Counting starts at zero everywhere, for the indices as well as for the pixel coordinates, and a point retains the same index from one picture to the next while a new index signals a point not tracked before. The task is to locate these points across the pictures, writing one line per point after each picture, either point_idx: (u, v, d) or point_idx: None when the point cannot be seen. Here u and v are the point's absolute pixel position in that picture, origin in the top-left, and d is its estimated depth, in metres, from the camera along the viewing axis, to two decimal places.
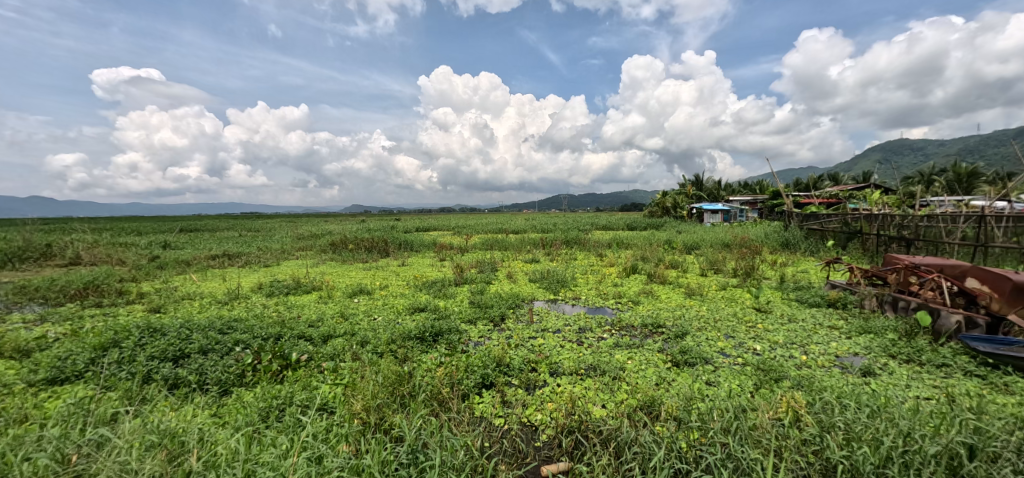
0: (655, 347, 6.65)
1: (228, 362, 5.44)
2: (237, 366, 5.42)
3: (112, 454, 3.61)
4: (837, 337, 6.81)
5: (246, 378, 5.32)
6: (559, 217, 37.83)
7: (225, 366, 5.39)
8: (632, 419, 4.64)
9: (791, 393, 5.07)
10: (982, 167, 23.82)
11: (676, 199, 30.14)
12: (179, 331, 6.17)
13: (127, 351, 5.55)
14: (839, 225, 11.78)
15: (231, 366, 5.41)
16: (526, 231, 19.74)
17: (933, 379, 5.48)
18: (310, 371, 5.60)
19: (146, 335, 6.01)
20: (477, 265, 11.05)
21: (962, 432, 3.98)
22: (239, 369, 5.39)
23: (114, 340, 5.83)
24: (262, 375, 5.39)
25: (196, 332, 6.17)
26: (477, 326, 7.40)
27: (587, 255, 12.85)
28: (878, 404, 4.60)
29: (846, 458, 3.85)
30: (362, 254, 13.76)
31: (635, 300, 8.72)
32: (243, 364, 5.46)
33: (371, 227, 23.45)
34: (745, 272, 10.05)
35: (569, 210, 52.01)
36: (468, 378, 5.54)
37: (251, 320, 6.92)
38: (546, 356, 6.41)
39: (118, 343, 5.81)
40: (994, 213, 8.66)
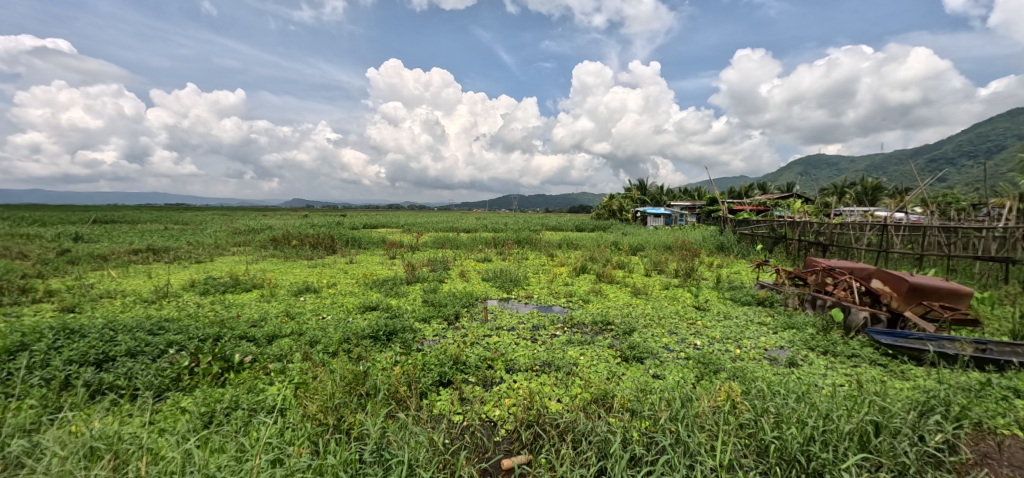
0: (604, 343, 5.66)
1: (160, 365, 4.67)
2: (172, 369, 4.67)
3: (39, 467, 3.09)
4: (765, 332, 5.71)
5: (182, 382, 4.58)
6: (506, 217, 38.15)
7: (159, 369, 4.64)
8: (588, 411, 3.90)
9: (728, 383, 4.17)
10: (884, 182, 27.28)
11: (621, 203, 31.62)
12: (101, 332, 5.31)
13: (40, 355, 4.67)
14: (766, 230, 12.26)
15: (165, 370, 4.65)
16: (476, 231, 19.57)
17: (845, 368, 4.55)
18: (256, 372, 4.92)
19: (61, 337, 5.12)
20: (430, 264, 10.59)
21: (871, 411, 3.22)
22: (174, 372, 4.64)
23: (22, 344, 4.91)
24: (201, 379, 4.67)
25: (122, 333, 5.32)
26: (431, 325, 6.45)
27: (538, 255, 12.85)
28: (802, 390, 3.78)
29: (776, 439, 3.12)
30: (307, 250, 12.89)
31: (585, 299, 7.77)
32: (178, 366, 4.70)
33: (314, 221, 22.21)
34: (685, 272, 9.42)
35: (511, 213, 51.98)
36: (425, 376, 4.70)
37: (185, 320, 6.12)
38: (501, 353, 5.48)
39: (29, 346, 4.90)
40: (895, 221, 8.89)
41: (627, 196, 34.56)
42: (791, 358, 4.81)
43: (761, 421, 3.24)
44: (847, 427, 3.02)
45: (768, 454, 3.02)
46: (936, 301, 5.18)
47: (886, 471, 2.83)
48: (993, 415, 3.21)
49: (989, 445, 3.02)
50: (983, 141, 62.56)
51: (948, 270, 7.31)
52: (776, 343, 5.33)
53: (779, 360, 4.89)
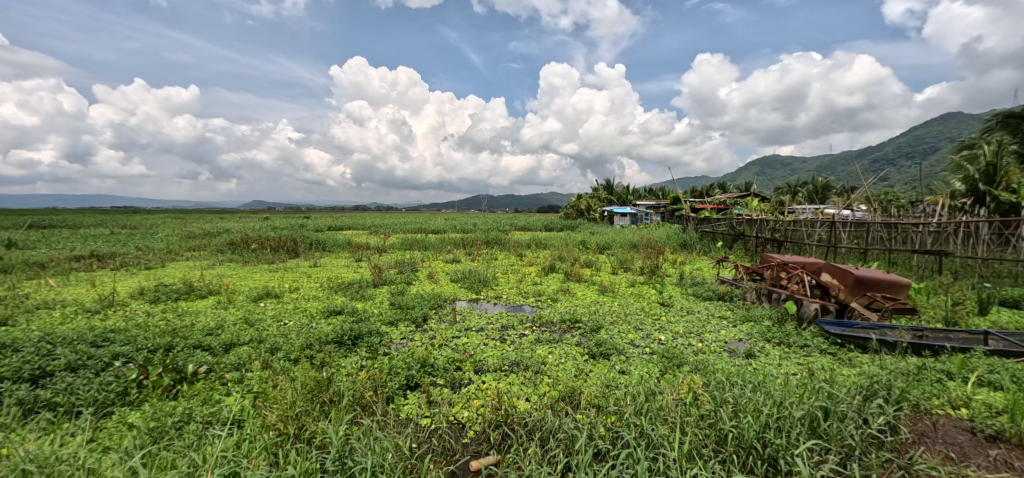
0: (572, 341, 5.76)
1: (104, 379, 4.27)
2: (118, 383, 4.28)
3: None
4: (725, 326, 5.95)
5: (129, 396, 4.21)
6: (474, 218, 38.08)
7: (102, 383, 4.24)
8: (555, 409, 3.91)
9: (690, 376, 4.29)
10: (833, 181, 28.76)
11: (588, 203, 32.11)
12: (37, 346, 4.89)
13: None
14: (726, 228, 12.73)
15: (110, 384, 4.26)
16: (445, 232, 19.47)
17: (799, 357, 4.78)
18: (212, 383, 4.59)
19: None
20: (397, 267, 10.47)
21: (820, 397, 3.35)
22: (120, 386, 4.25)
23: None
24: (150, 393, 4.31)
25: (61, 346, 4.92)
26: (398, 328, 6.36)
27: (507, 255, 12.90)
28: (758, 380, 3.91)
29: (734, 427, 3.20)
30: (268, 253, 12.50)
31: (554, 298, 7.87)
32: (125, 380, 4.32)
33: (275, 224, 21.57)
34: (650, 270, 9.66)
35: (479, 213, 51.86)
36: (391, 380, 4.58)
37: (133, 330, 5.75)
38: (470, 354, 5.47)
39: None
40: (842, 218, 9.41)
41: (594, 196, 35.11)
42: (749, 350, 5.02)
43: (720, 411, 3.32)
44: (797, 413, 3.12)
45: (726, 442, 3.10)
46: (878, 292, 5.52)
47: (835, 454, 2.95)
48: (928, 396, 3.41)
49: (926, 424, 3.17)
50: (922, 142, 66.84)
51: (890, 263, 7.81)
52: (735, 336, 5.56)
53: (738, 352, 5.10)
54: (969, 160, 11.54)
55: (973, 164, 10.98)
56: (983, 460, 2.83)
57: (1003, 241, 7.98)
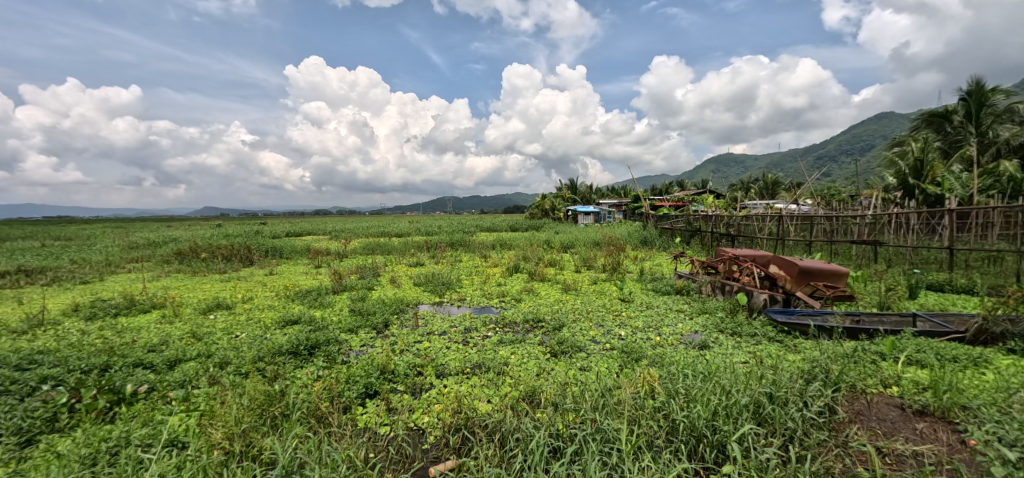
0: (535, 340, 5.81)
1: (29, 405, 3.80)
2: (45, 408, 3.83)
3: None
4: (682, 319, 6.16)
5: (59, 423, 3.77)
6: (438, 220, 37.79)
7: (27, 410, 3.78)
8: (516, 409, 3.89)
9: (647, 370, 4.40)
10: (782, 177, 30.20)
11: (552, 203, 32.46)
12: None
13: None
14: (684, 225, 13.16)
15: (36, 410, 3.81)
16: (408, 235, 19.23)
17: (750, 346, 5.00)
18: (154, 403, 4.21)
19: None
20: (358, 272, 10.25)
21: (764, 383, 3.51)
22: (48, 412, 3.81)
23: None
24: (83, 417, 3.88)
25: None
26: (358, 335, 6.23)
27: (471, 257, 12.86)
28: (709, 369, 4.05)
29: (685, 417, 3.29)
30: (219, 262, 11.96)
31: (518, 298, 7.93)
32: (53, 405, 3.87)
33: (227, 231, 20.69)
34: (612, 267, 9.87)
35: (443, 216, 51.59)
36: (349, 390, 4.43)
37: (65, 350, 5.33)
38: (432, 359, 5.40)
39: None
40: (788, 212, 9.92)
41: (558, 196, 35.48)
42: (704, 341, 5.21)
43: (673, 402, 3.41)
44: (742, 400, 3.25)
45: (678, 432, 3.18)
46: (821, 281, 5.84)
47: (779, 437, 3.10)
48: (863, 377, 3.64)
49: (862, 403, 3.39)
50: (862, 140, 71.11)
51: (831, 253, 8.30)
52: (691, 328, 5.76)
53: (694, 344, 5.28)
54: (898, 157, 12.42)
55: (904, 160, 11.80)
56: (911, 433, 3.04)
57: (929, 230, 8.63)
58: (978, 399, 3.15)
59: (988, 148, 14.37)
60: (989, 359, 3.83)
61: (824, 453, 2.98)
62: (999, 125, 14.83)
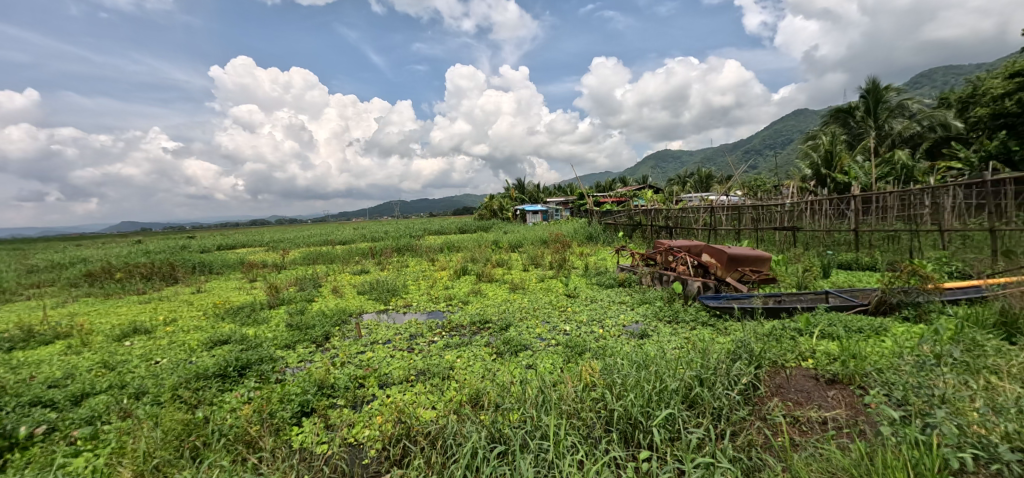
0: (481, 342, 5.83)
1: None
2: None
3: None
4: (624, 310, 6.39)
5: None
6: (384, 226, 36.88)
7: None
8: (459, 413, 3.84)
9: (589, 363, 4.51)
10: (714, 172, 32.05)
11: (501, 203, 32.62)
12: None
13: None
14: (626, 219, 13.64)
15: None
16: (352, 242, 18.64)
17: (686, 331, 5.28)
18: (54, 445, 3.75)
19: None
20: (297, 284, 9.82)
21: (694, 367, 3.70)
22: None
23: None
24: None
25: None
26: (296, 351, 5.95)
27: (418, 262, 12.67)
28: (645, 357, 4.22)
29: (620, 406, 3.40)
30: (138, 283, 11.03)
31: (465, 301, 7.91)
32: None
33: (147, 248, 19.11)
34: (558, 264, 10.07)
35: (389, 222, 50.43)
36: (283, 409, 4.19)
37: None
38: (374, 369, 5.25)
39: None
40: (719, 204, 10.54)
41: (505, 196, 35.69)
42: (644, 330, 5.44)
43: (610, 393, 3.51)
44: (672, 385, 3.41)
45: (614, 422, 3.29)
46: (747, 267, 6.25)
47: (707, 417, 3.27)
48: (783, 353, 3.93)
49: (781, 377, 3.66)
50: (785, 134, 76.64)
51: (757, 240, 8.91)
52: (633, 319, 6.00)
53: (635, 333, 5.50)
54: (812, 150, 13.52)
55: (817, 152, 12.85)
56: (822, 401, 3.32)
57: (840, 215, 9.47)
58: (876, 364, 3.49)
59: (885, 140, 16.02)
60: (887, 327, 4.27)
61: (747, 428, 3.19)
62: (893, 119, 16.57)
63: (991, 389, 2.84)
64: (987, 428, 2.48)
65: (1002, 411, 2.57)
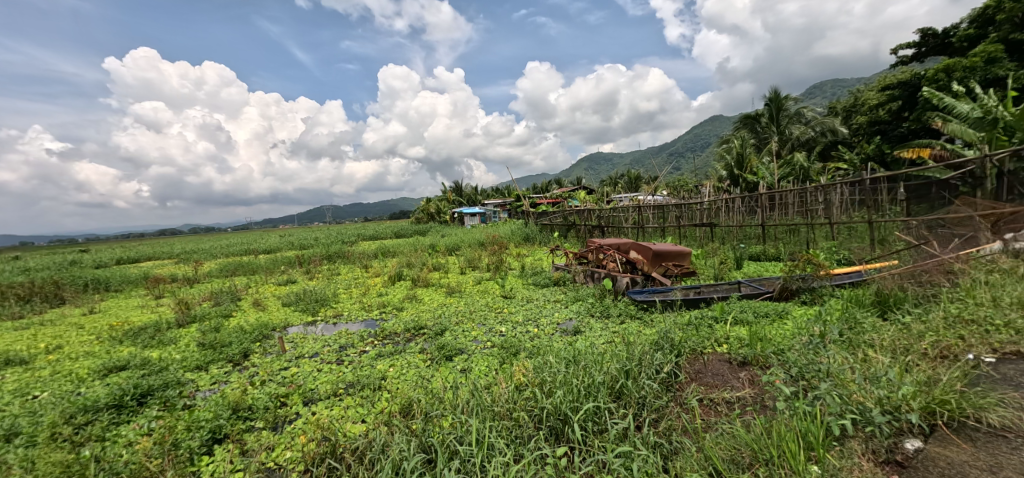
0: (415, 349, 5.75)
1: None
2: None
3: None
4: (559, 308, 6.57)
5: None
6: (315, 233, 35.21)
7: None
8: (388, 424, 3.75)
9: (523, 362, 4.59)
10: (642, 173, 33.73)
11: (438, 206, 32.29)
12: None
13: None
14: (561, 220, 13.99)
15: None
16: (278, 251, 17.61)
17: (616, 325, 5.51)
18: None
19: None
20: (212, 299, 9.10)
21: (620, 359, 3.87)
22: None
23: None
24: None
25: None
26: (209, 373, 5.51)
27: (351, 269, 12.23)
28: (576, 353, 4.36)
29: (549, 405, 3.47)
30: (19, 305, 9.72)
31: (400, 307, 7.74)
32: None
33: (31, 264, 16.88)
34: (495, 266, 10.15)
35: (320, 228, 48.20)
36: (191, 437, 3.86)
37: None
38: (298, 385, 5.01)
39: None
40: (646, 203, 11.10)
41: (442, 199, 35.35)
42: (577, 327, 5.62)
43: (540, 391, 3.58)
44: (598, 380, 3.55)
45: (544, 422, 3.36)
46: (670, 262, 6.64)
47: (632, 407, 3.44)
48: (702, 341, 4.22)
49: (700, 363, 3.94)
50: (706, 137, 82.12)
51: (680, 237, 9.49)
52: (566, 316, 6.17)
53: (568, 330, 5.67)
54: (727, 152, 14.59)
55: (731, 155, 13.89)
56: (734, 382, 3.61)
57: (751, 211, 10.31)
58: (778, 345, 3.85)
59: (787, 143, 17.64)
60: (789, 311, 4.72)
61: (668, 414, 3.39)
62: (794, 125, 18.32)
63: (867, 361, 3.22)
64: (864, 396, 2.80)
65: (875, 380, 2.91)
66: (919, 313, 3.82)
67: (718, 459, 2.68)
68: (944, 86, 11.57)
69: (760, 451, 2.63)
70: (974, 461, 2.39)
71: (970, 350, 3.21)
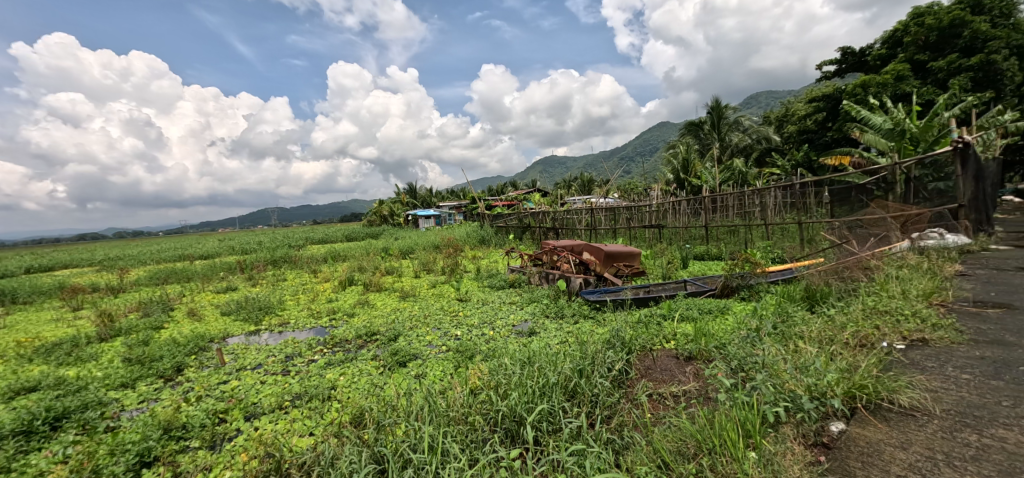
0: (367, 356, 5.65)
1: None
2: None
3: None
4: (515, 309, 6.65)
5: None
6: (259, 237, 33.59)
7: None
8: (337, 436, 3.67)
9: (478, 366, 4.62)
10: (595, 177, 34.62)
11: (391, 208, 31.71)
12: None
13: None
14: (516, 222, 14.11)
15: None
16: (218, 256, 16.68)
17: (569, 325, 5.65)
18: None
19: None
20: (141, 309, 8.49)
21: (574, 359, 3.98)
22: None
23: None
24: None
25: None
26: (136, 391, 5.13)
27: (298, 274, 11.78)
28: (530, 354, 4.43)
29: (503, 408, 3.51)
30: None
31: (351, 313, 7.55)
32: None
33: None
34: (450, 268, 10.11)
35: (265, 232, 46.04)
36: (116, 461, 3.59)
37: None
38: (239, 399, 4.79)
39: None
40: (598, 205, 11.41)
41: (395, 202, 34.74)
42: (532, 328, 5.71)
43: (495, 394, 3.62)
44: (551, 380, 3.63)
45: (499, 424, 3.40)
46: (621, 262, 6.88)
47: (585, 405, 3.55)
48: (651, 338, 4.41)
49: (649, 360, 4.12)
50: (655, 142, 85.31)
51: (630, 238, 9.83)
52: (522, 318, 6.26)
53: (524, 331, 5.75)
54: (673, 158, 15.23)
55: (677, 160, 14.52)
56: (681, 376, 3.80)
57: (696, 213, 10.85)
58: (720, 340, 4.09)
59: (728, 149, 18.66)
60: (729, 307, 5.02)
61: (619, 410, 3.52)
62: (733, 132, 19.41)
63: (797, 351, 3.49)
64: (796, 385, 3.03)
65: (804, 369, 3.16)
66: (841, 306, 4.19)
67: (666, 451, 2.82)
68: (862, 100, 12.66)
69: (704, 441, 2.79)
70: (887, 439, 2.66)
71: (885, 338, 3.57)
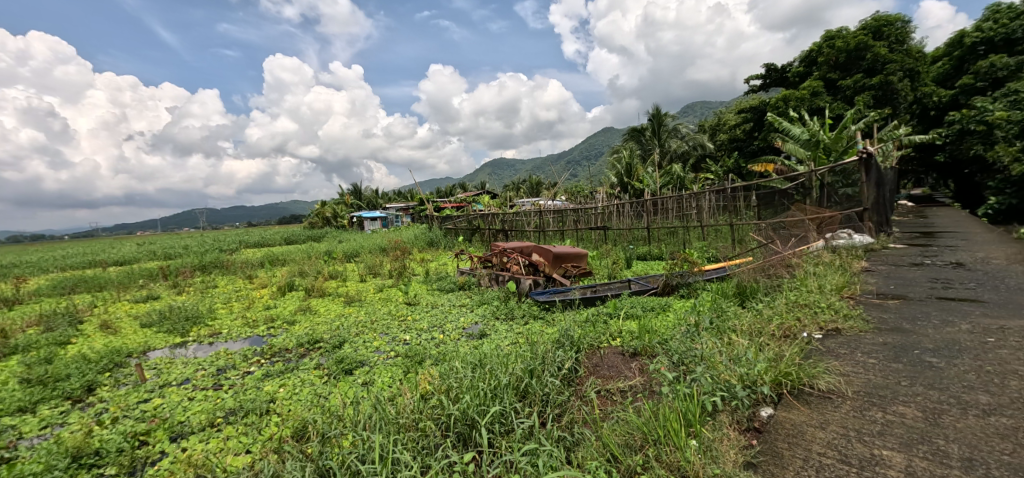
0: (310, 365, 5.48)
1: None
2: None
3: None
4: (465, 312, 6.67)
5: None
6: (186, 240, 31.34)
7: None
8: (275, 454, 3.53)
9: (426, 371, 4.61)
10: (543, 179, 35.20)
11: (335, 210, 30.66)
12: None
13: None
14: (464, 224, 14.08)
15: None
16: (138, 262, 15.40)
17: (518, 326, 5.75)
18: None
19: None
20: (40, 325, 7.66)
21: (524, 360, 4.07)
22: None
23: None
24: None
25: None
26: (37, 416, 4.64)
27: (232, 281, 11.13)
28: (481, 356, 4.48)
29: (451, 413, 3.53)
30: None
31: (291, 321, 7.25)
32: None
33: None
34: (398, 272, 9.95)
35: (194, 234, 43.03)
36: None
37: None
38: (162, 419, 4.47)
39: None
40: (545, 208, 11.63)
41: (339, 203, 33.61)
42: (482, 330, 5.76)
43: (445, 399, 3.63)
44: (502, 382, 3.70)
45: (450, 428, 3.42)
46: (569, 263, 7.07)
47: (536, 404, 3.64)
48: (598, 337, 4.59)
49: (597, 358, 4.29)
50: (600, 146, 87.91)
51: (577, 240, 10.11)
52: (472, 320, 6.29)
53: (474, 334, 5.79)
54: (616, 162, 15.79)
55: (621, 165, 15.08)
56: (627, 372, 3.99)
57: (639, 215, 11.33)
58: (662, 335, 4.33)
59: (667, 154, 19.59)
60: (670, 305, 5.32)
61: (569, 407, 3.65)
62: (672, 138, 20.41)
63: (731, 344, 3.77)
64: (730, 375, 3.27)
65: (738, 360, 3.42)
66: (768, 301, 4.56)
67: (615, 444, 2.97)
68: (784, 111, 13.74)
69: (649, 433, 2.97)
70: (809, 420, 2.95)
71: (805, 328, 3.94)
